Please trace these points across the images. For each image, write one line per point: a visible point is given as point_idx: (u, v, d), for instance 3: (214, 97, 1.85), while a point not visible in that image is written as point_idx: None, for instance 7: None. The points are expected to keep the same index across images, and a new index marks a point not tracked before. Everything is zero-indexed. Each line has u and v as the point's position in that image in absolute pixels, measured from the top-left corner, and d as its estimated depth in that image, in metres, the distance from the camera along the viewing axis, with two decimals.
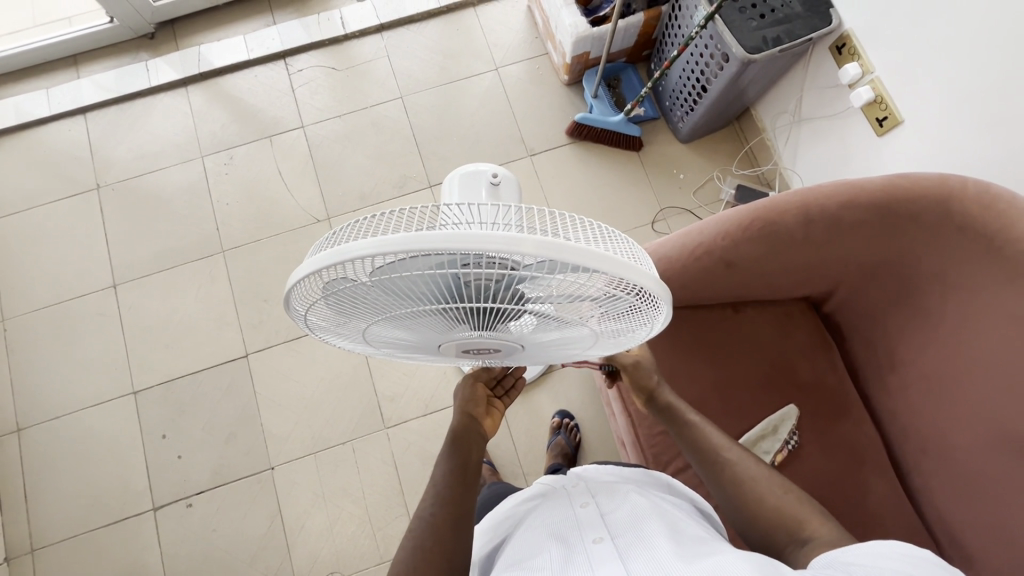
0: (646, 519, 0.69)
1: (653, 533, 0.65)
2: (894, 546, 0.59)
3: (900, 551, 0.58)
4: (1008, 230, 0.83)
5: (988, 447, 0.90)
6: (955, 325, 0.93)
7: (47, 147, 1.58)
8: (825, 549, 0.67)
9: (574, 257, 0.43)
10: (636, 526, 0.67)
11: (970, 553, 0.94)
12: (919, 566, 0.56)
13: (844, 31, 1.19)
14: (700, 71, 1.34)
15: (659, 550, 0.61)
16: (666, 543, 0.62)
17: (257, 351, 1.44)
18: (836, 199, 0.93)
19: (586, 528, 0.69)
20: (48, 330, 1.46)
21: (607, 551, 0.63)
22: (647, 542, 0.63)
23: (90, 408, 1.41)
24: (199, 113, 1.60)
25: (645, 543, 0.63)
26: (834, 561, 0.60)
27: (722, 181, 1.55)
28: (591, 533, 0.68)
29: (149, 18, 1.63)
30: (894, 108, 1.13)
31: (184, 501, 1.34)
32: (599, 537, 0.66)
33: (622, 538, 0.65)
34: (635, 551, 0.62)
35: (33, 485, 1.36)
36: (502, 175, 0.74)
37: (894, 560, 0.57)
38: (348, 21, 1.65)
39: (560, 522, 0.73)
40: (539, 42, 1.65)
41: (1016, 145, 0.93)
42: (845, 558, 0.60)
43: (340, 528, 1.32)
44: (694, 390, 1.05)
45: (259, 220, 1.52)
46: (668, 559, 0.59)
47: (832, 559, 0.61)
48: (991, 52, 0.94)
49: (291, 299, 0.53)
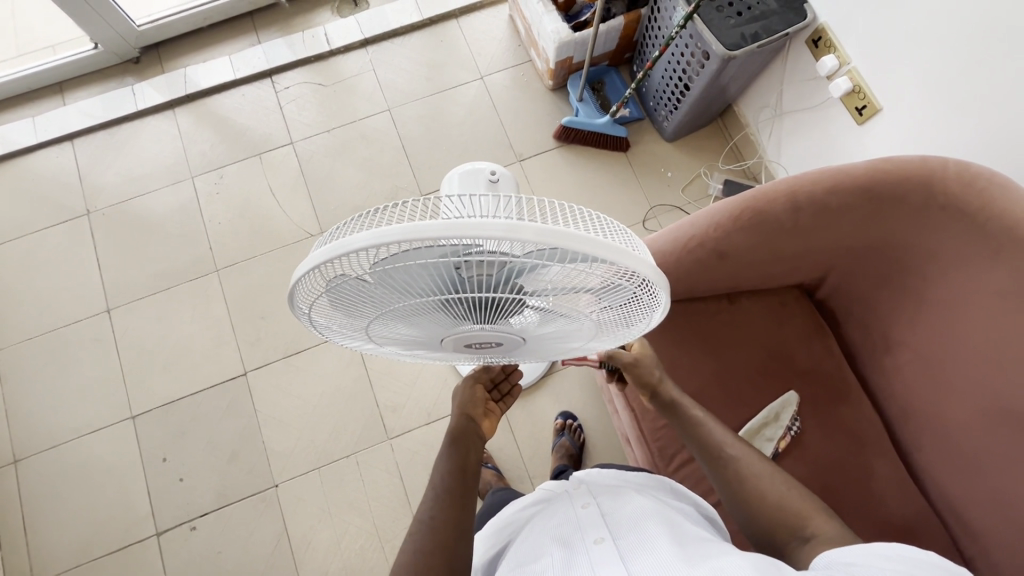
0: (647, 520, 0.69)
1: (654, 535, 0.66)
2: (892, 549, 0.59)
3: (899, 553, 0.58)
4: (991, 205, 0.85)
5: (985, 421, 0.92)
6: (946, 303, 0.95)
7: (33, 175, 1.58)
8: (829, 541, 0.68)
9: (574, 244, 0.43)
10: (636, 528, 0.68)
11: (975, 527, 0.95)
12: (916, 566, 0.56)
13: (820, 25, 1.23)
14: (681, 70, 1.37)
15: (660, 552, 0.62)
16: (668, 544, 0.63)
17: (256, 369, 1.43)
18: (822, 186, 0.95)
19: (587, 529, 0.70)
20: (44, 359, 1.45)
21: (609, 552, 0.64)
22: (648, 544, 0.64)
23: (88, 435, 1.39)
24: (188, 134, 1.61)
25: (646, 544, 0.64)
26: (833, 562, 0.60)
27: (710, 177, 1.58)
28: (592, 534, 0.69)
29: (133, 42, 1.64)
30: (872, 97, 1.16)
31: (188, 524, 1.33)
32: (601, 537, 0.67)
33: (624, 539, 0.66)
34: (637, 553, 0.63)
35: (34, 516, 1.34)
36: (500, 173, 0.86)
37: (891, 563, 0.57)
38: (333, 37, 1.67)
39: (561, 525, 0.74)
40: (522, 50, 1.68)
41: (994, 125, 0.96)
42: (844, 559, 0.60)
43: (347, 543, 1.31)
44: (695, 382, 1.06)
45: (253, 238, 1.52)
46: (669, 559, 0.60)
47: (831, 560, 0.60)
48: (967, 38, 0.96)
49: (295, 297, 0.53)
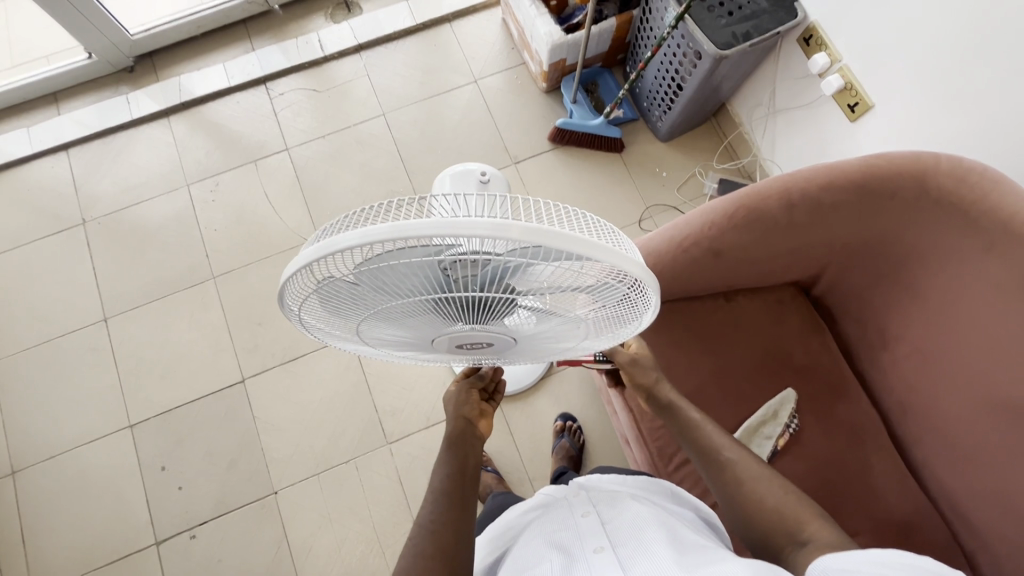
0: (646, 527, 0.69)
1: (654, 542, 0.65)
2: (889, 554, 0.57)
3: (894, 558, 0.56)
4: (984, 201, 0.86)
5: (984, 416, 0.92)
6: (941, 300, 0.95)
7: (28, 186, 1.58)
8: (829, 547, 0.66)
9: (559, 242, 0.43)
10: (636, 535, 0.68)
11: (976, 523, 0.95)
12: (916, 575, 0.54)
13: (810, 23, 1.23)
14: (675, 69, 1.37)
15: (659, 558, 0.62)
16: (667, 551, 0.63)
17: (254, 375, 1.43)
18: (815, 182, 0.96)
19: (587, 538, 0.70)
20: (41, 369, 1.45)
21: (609, 562, 0.64)
22: (647, 551, 0.64)
23: (86, 445, 1.39)
24: (183, 142, 1.61)
25: (646, 552, 0.64)
26: (828, 571, 0.58)
27: (705, 177, 1.59)
28: (592, 543, 0.69)
29: (127, 51, 1.64)
30: (865, 94, 1.17)
31: (188, 532, 1.32)
32: (600, 546, 0.67)
33: (623, 547, 0.66)
34: (637, 561, 0.63)
35: (33, 528, 1.33)
36: (491, 174, 0.90)
37: (889, 568, 0.55)
38: (326, 43, 1.67)
39: (560, 532, 0.74)
40: (515, 53, 1.68)
41: (985, 119, 0.96)
42: (841, 565, 0.58)
43: (348, 548, 1.30)
44: (693, 380, 1.06)
45: (248, 245, 1.52)
46: (668, 566, 0.60)
47: (827, 565, 0.59)
48: (957, 34, 0.96)
49: (285, 297, 0.53)
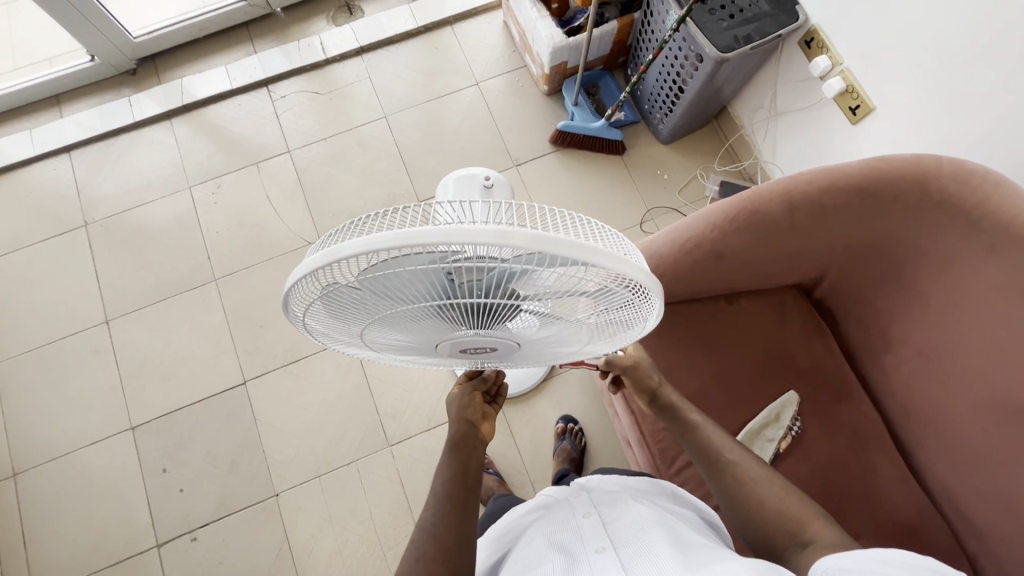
0: (648, 528, 0.69)
1: (656, 542, 0.65)
2: (892, 553, 0.57)
3: (897, 558, 0.56)
4: (986, 204, 0.86)
5: (986, 418, 0.92)
6: (943, 302, 0.95)
7: (30, 188, 1.58)
8: (830, 549, 0.66)
9: (563, 249, 0.43)
10: (638, 535, 0.68)
11: (978, 524, 0.95)
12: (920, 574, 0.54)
13: (811, 26, 1.24)
14: (676, 72, 1.37)
15: (662, 558, 0.62)
16: (669, 551, 0.63)
17: (256, 377, 1.43)
18: (818, 185, 0.96)
19: (589, 538, 0.70)
20: (43, 371, 1.45)
21: (611, 562, 0.64)
22: (649, 551, 0.64)
23: (87, 447, 1.39)
24: (185, 145, 1.61)
25: (647, 552, 0.64)
26: (832, 571, 0.58)
27: (706, 179, 1.59)
28: (594, 543, 0.69)
29: (129, 53, 1.64)
30: (866, 97, 1.17)
31: (189, 534, 1.32)
32: (602, 547, 0.67)
33: (625, 547, 0.66)
34: (639, 561, 0.63)
35: (34, 531, 1.33)
36: (494, 178, 0.90)
37: (892, 569, 0.55)
38: (328, 46, 1.67)
39: (562, 532, 0.74)
40: (517, 55, 1.68)
41: (987, 122, 0.96)
42: (845, 565, 0.58)
43: (349, 550, 1.30)
44: (694, 382, 1.06)
45: (249, 246, 1.52)
46: (670, 566, 0.60)
47: (830, 566, 0.59)
48: (958, 37, 0.97)
49: (289, 302, 0.53)
